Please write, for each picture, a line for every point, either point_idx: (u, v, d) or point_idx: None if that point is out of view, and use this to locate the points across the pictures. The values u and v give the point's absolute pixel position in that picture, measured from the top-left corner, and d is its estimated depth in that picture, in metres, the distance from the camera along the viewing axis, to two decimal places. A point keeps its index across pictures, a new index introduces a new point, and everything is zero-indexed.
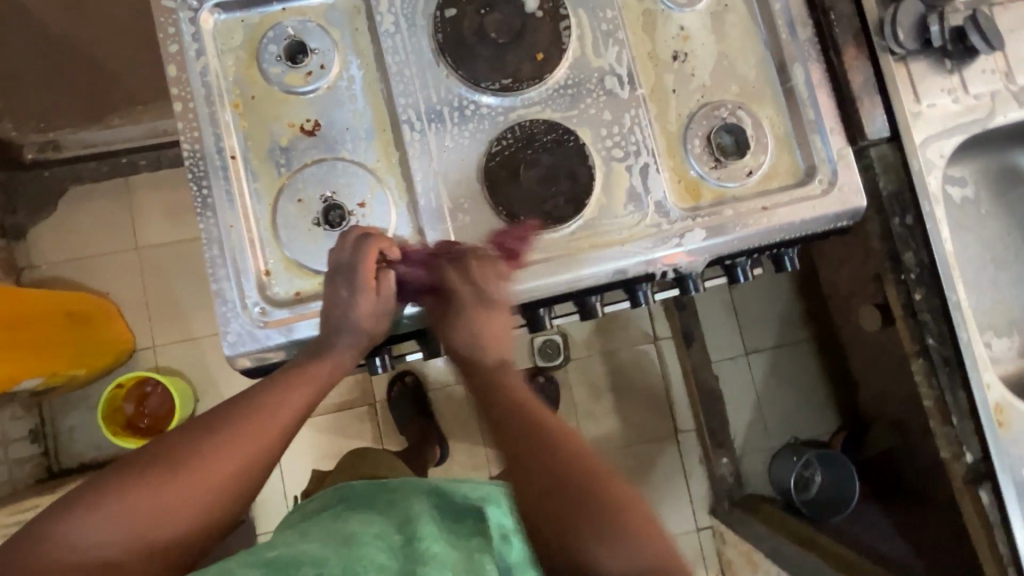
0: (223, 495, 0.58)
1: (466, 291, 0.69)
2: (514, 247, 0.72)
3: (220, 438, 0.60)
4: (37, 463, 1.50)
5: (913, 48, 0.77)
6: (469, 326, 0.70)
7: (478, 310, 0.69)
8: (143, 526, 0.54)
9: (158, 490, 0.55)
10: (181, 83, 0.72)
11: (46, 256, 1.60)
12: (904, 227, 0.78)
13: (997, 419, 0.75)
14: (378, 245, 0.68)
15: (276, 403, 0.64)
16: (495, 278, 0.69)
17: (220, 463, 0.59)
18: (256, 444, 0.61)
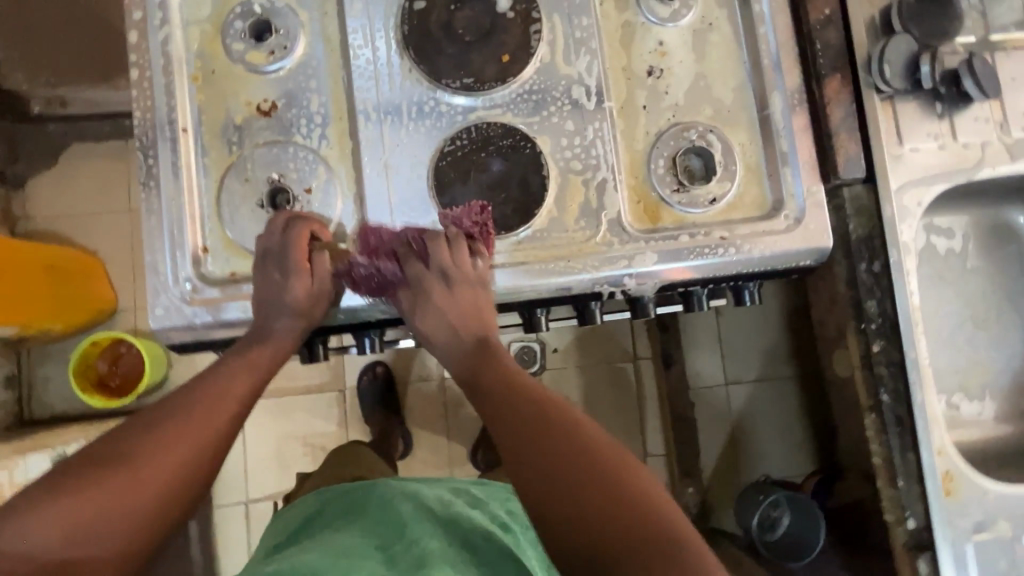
0: (169, 487, 0.54)
1: (434, 282, 0.67)
2: (470, 228, 0.69)
3: (162, 430, 0.56)
4: (9, 410, 1.53)
5: (901, 88, 0.73)
6: (445, 317, 0.66)
7: (454, 300, 0.66)
8: (83, 526, 0.50)
9: (96, 486, 0.51)
10: (142, 51, 0.71)
11: (40, 208, 1.62)
12: (870, 274, 0.74)
13: (944, 486, 0.71)
14: (309, 227, 0.68)
15: (220, 392, 0.61)
16: (460, 261, 0.67)
17: (164, 453, 0.55)
18: (203, 432, 0.58)
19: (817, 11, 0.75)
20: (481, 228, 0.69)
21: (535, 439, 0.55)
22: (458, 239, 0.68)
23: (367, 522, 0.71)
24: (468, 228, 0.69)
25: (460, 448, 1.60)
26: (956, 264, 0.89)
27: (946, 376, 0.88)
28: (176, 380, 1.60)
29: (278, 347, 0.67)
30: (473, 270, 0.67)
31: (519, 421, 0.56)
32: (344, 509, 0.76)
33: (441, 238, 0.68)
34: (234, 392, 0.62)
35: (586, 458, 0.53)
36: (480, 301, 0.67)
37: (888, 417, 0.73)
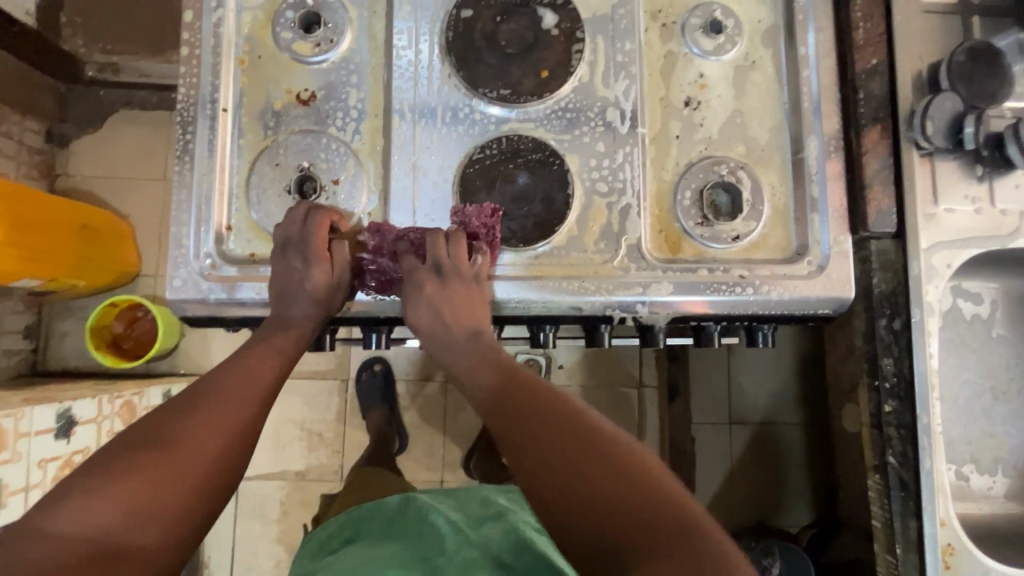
0: (213, 466, 0.55)
1: (427, 276, 0.67)
2: (476, 229, 0.69)
3: (201, 413, 0.58)
4: (24, 358, 1.57)
5: (942, 146, 0.71)
6: (439, 312, 0.66)
7: (445, 293, 0.66)
8: (138, 505, 0.50)
9: (146, 467, 0.52)
10: (194, 29, 0.73)
11: (80, 168, 1.68)
12: (890, 331, 0.72)
13: (944, 559, 0.69)
14: (328, 217, 0.69)
15: (252, 375, 0.63)
16: (455, 257, 0.67)
17: (206, 433, 0.56)
18: (241, 413, 0.60)
19: (864, 60, 0.74)
20: (485, 231, 0.69)
21: (555, 438, 0.54)
22: (457, 236, 0.68)
23: (405, 536, 0.78)
24: (477, 230, 0.69)
25: (454, 452, 1.60)
26: (980, 330, 0.87)
27: (958, 445, 0.85)
28: (186, 350, 1.63)
29: (301, 331, 0.68)
30: (469, 268, 0.68)
31: (534, 421, 0.56)
32: (379, 521, 0.83)
33: (455, 241, 0.68)
34: (265, 374, 0.64)
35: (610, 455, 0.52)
36: (474, 299, 0.67)
37: (892, 480, 0.71)
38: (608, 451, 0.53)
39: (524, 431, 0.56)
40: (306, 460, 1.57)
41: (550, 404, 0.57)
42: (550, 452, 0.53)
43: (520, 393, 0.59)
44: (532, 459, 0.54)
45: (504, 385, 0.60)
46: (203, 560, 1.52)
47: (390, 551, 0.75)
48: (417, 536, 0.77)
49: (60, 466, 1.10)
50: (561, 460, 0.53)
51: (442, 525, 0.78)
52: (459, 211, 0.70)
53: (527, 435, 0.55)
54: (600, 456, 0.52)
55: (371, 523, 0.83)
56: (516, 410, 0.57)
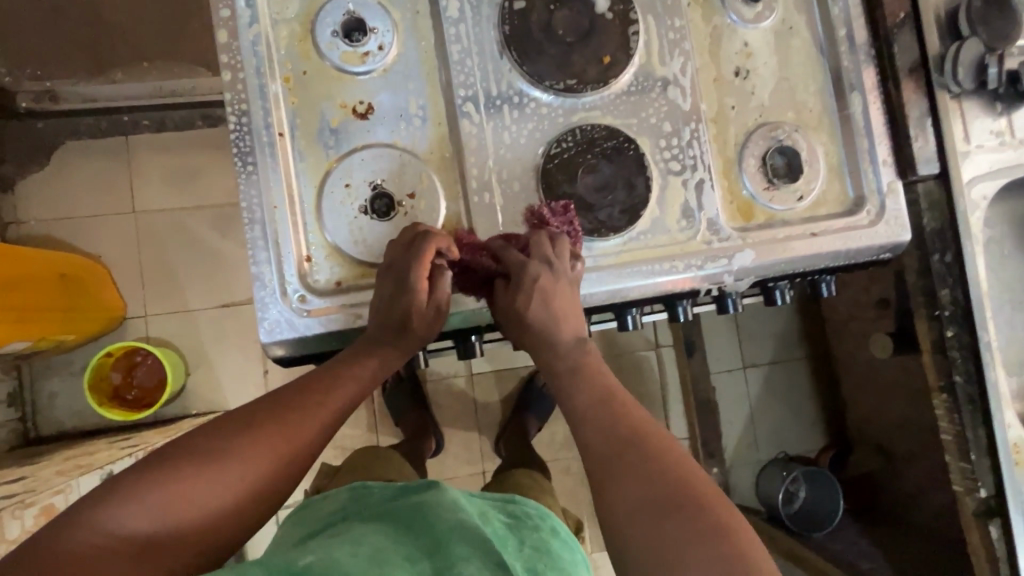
0: (261, 488, 0.55)
1: (541, 267, 0.66)
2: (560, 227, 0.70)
3: (258, 432, 0.56)
4: (14, 428, 1.43)
5: (970, 88, 0.78)
6: (549, 308, 0.66)
7: (557, 287, 0.66)
8: (182, 517, 0.50)
9: (196, 478, 0.51)
10: (232, 50, 0.68)
11: (34, 212, 1.51)
12: (943, 264, 0.79)
13: (1015, 456, 0.78)
14: (435, 244, 0.65)
15: (318, 398, 0.61)
16: (561, 256, 0.67)
17: (261, 452, 0.55)
18: (298, 440, 0.58)
19: (893, 14, 0.78)
20: (566, 227, 0.70)
21: (626, 468, 0.54)
22: (560, 238, 0.68)
23: (395, 525, 0.62)
24: (563, 229, 0.70)
25: (492, 442, 1.62)
26: (994, 249, 0.97)
27: None
28: (195, 387, 1.54)
29: (384, 357, 0.66)
30: (573, 271, 0.67)
31: (608, 450, 0.56)
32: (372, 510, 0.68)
33: (558, 240, 0.68)
34: (331, 402, 0.61)
35: (681, 504, 0.50)
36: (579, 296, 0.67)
37: (960, 396, 0.79)
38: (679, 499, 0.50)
39: (593, 454, 0.56)
40: None
41: (631, 434, 0.56)
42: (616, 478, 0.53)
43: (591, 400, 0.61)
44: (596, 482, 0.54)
45: (584, 406, 0.60)
46: None
47: (381, 538, 0.59)
48: (408, 531, 0.61)
49: None
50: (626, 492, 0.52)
51: (444, 520, 0.60)
52: (535, 212, 0.71)
53: (597, 459, 0.56)
54: (669, 499, 0.50)
55: (363, 516, 0.67)
56: (589, 434, 0.58)
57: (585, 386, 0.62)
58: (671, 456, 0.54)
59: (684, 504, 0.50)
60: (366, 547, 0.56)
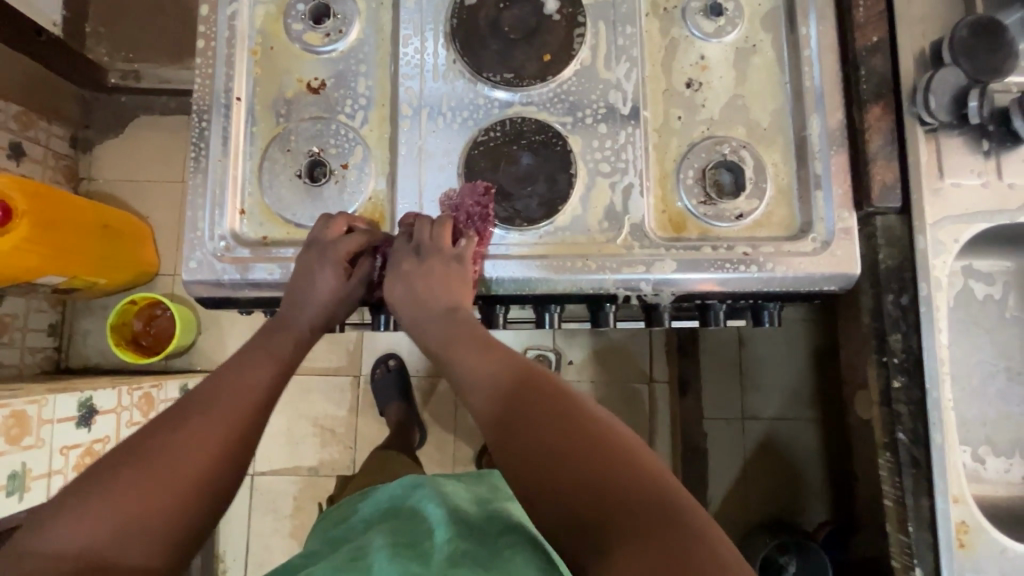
0: (205, 475, 0.54)
1: (405, 254, 0.69)
2: (468, 209, 0.72)
3: (193, 422, 0.57)
4: (48, 355, 1.61)
5: (947, 121, 0.71)
6: (413, 288, 0.68)
7: (422, 267, 0.68)
8: (129, 520, 0.49)
9: (135, 480, 0.51)
10: (210, 22, 0.77)
11: (104, 172, 1.67)
12: (898, 307, 0.72)
13: (958, 536, 0.68)
14: (349, 220, 0.72)
15: (245, 385, 0.62)
16: (437, 238, 0.69)
17: (195, 442, 0.55)
18: (231, 422, 0.58)
19: (865, 38, 0.74)
20: (481, 208, 0.72)
21: (582, 463, 0.48)
22: (446, 219, 0.70)
23: (400, 517, 0.74)
24: (472, 208, 0.72)
25: (466, 448, 1.56)
26: (994, 311, 0.87)
27: (972, 426, 0.84)
28: (202, 347, 1.65)
29: (298, 336, 0.69)
30: (450, 248, 0.68)
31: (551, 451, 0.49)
32: (378, 504, 0.79)
33: (444, 223, 0.70)
34: (258, 386, 0.62)
35: (631, 462, 0.48)
36: (452, 277, 0.67)
37: (903, 457, 0.71)
38: (627, 456, 0.48)
39: (525, 438, 0.51)
40: (318, 455, 1.55)
41: (580, 427, 0.50)
42: (556, 458, 0.49)
43: (529, 400, 0.54)
44: (536, 462, 0.49)
45: (515, 394, 0.55)
46: (218, 555, 1.53)
47: (386, 529, 0.70)
48: (411, 520, 0.72)
49: (82, 453, 1.10)
50: (570, 465, 0.48)
51: (435, 515, 0.71)
52: (452, 196, 0.73)
53: (528, 442, 0.51)
54: (619, 459, 0.48)
55: (373, 509, 0.78)
56: (518, 417, 0.53)
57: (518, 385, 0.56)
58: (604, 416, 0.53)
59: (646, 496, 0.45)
60: (372, 541, 0.66)
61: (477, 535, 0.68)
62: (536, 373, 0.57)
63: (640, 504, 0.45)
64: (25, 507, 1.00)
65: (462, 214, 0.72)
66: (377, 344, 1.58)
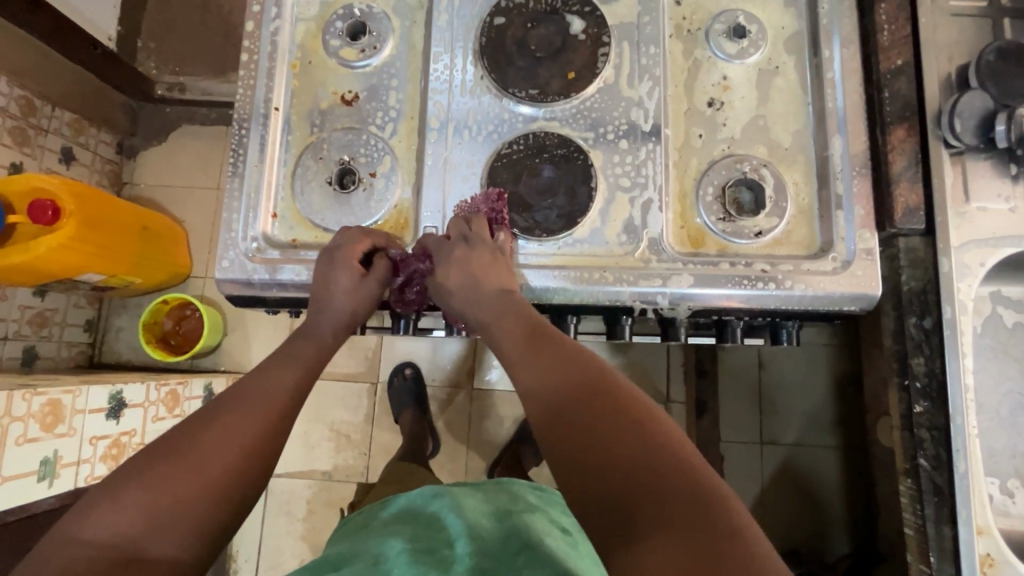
0: (231, 480, 0.56)
1: (455, 242, 0.70)
2: (490, 211, 0.74)
3: (226, 420, 0.59)
4: (83, 350, 1.68)
5: (973, 144, 0.71)
6: (469, 273, 0.67)
7: (472, 254, 0.68)
8: (161, 513, 0.51)
9: (166, 476, 0.53)
10: (253, 37, 0.81)
11: (146, 177, 1.74)
12: (921, 330, 0.71)
13: (982, 569, 0.67)
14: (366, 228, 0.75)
15: (274, 386, 0.64)
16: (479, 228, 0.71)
17: (221, 447, 0.56)
18: (255, 427, 0.60)
19: (890, 61, 0.75)
20: (498, 209, 0.74)
21: (616, 443, 0.47)
22: (479, 218, 0.72)
23: (420, 525, 0.75)
24: (486, 214, 0.74)
25: (479, 460, 1.55)
26: None
27: (1000, 457, 0.82)
28: (227, 348, 1.69)
29: (320, 339, 0.70)
30: (492, 240, 0.71)
31: (586, 427, 0.49)
32: (399, 512, 0.81)
33: (478, 219, 0.72)
34: (286, 386, 0.65)
35: (668, 450, 0.46)
36: (497, 263, 0.69)
37: (925, 485, 0.69)
38: (663, 445, 0.47)
39: (563, 417, 0.51)
40: (333, 460, 1.57)
41: (618, 410, 0.50)
42: (590, 439, 0.48)
43: (570, 379, 0.54)
44: (571, 437, 0.49)
45: (557, 373, 0.55)
46: (231, 555, 1.55)
47: (405, 535, 0.71)
48: (430, 528, 0.73)
49: (109, 445, 1.14)
50: (605, 445, 0.47)
51: (455, 524, 0.72)
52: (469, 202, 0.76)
53: (565, 420, 0.50)
54: (655, 450, 0.46)
55: (395, 516, 0.80)
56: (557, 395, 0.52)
57: (560, 361, 0.56)
58: (644, 402, 0.51)
59: (681, 484, 0.43)
60: (390, 546, 0.68)
61: (496, 553, 0.68)
62: (581, 356, 0.57)
63: (673, 490, 0.43)
64: (53, 493, 1.04)
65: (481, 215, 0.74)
66: (395, 353, 1.60)
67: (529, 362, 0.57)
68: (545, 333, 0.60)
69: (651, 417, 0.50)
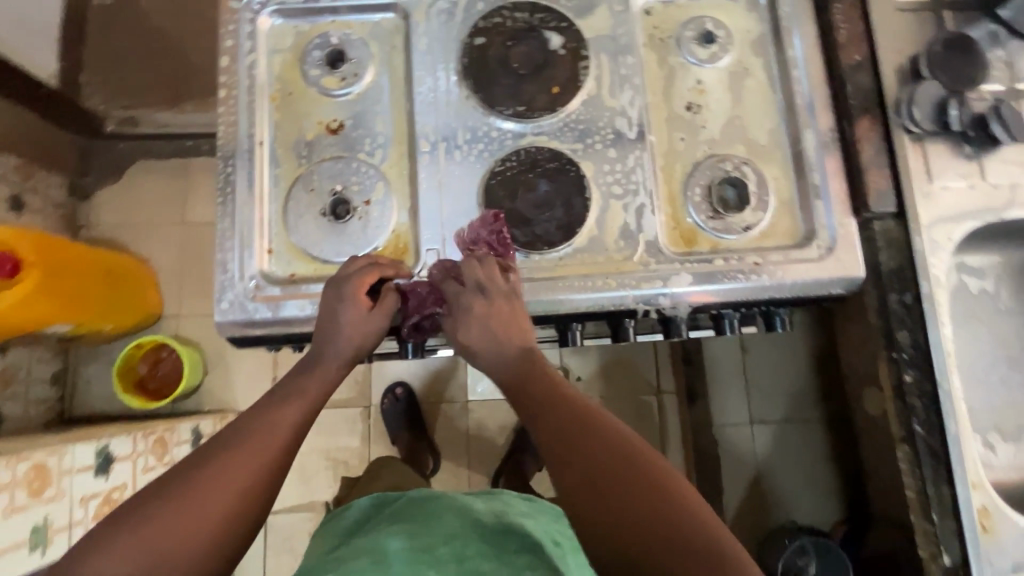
0: (211, 540, 0.54)
1: (473, 297, 0.67)
2: (489, 239, 0.74)
3: (221, 459, 0.57)
4: (52, 406, 1.59)
5: (929, 129, 0.78)
6: (489, 331, 0.65)
7: (493, 310, 0.66)
8: (156, 560, 0.51)
9: (163, 522, 0.52)
10: (230, 72, 0.80)
11: (103, 217, 1.66)
12: (902, 305, 0.77)
13: (980, 522, 0.72)
14: (369, 257, 0.74)
15: (271, 422, 0.61)
16: (495, 276, 0.68)
17: (209, 496, 0.55)
18: (246, 472, 0.57)
19: (848, 57, 0.80)
20: (499, 237, 0.74)
21: (634, 508, 0.49)
22: (490, 260, 0.69)
23: (416, 521, 0.73)
24: (488, 239, 0.74)
25: (481, 472, 1.54)
26: (988, 303, 0.92)
27: (981, 414, 0.88)
28: (210, 387, 1.63)
29: (325, 374, 0.67)
30: (506, 284, 0.68)
31: (604, 490, 0.50)
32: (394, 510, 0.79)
33: (487, 259, 0.70)
34: (286, 421, 0.62)
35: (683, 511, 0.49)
36: (517, 312, 0.66)
37: (921, 449, 0.74)
38: (678, 506, 0.49)
39: (580, 471, 0.52)
40: (333, 488, 1.54)
41: (634, 469, 0.51)
42: (611, 503, 0.50)
43: (584, 433, 0.54)
44: (590, 500, 0.50)
45: (571, 428, 0.55)
46: None
47: (402, 533, 0.70)
48: (427, 524, 0.72)
49: (100, 503, 1.09)
50: (629, 507, 0.49)
51: (452, 521, 0.71)
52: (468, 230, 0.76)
53: (584, 478, 0.51)
54: (672, 514, 0.48)
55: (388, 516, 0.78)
56: (573, 450, 0.53)
57: (573, 414, 0.56)
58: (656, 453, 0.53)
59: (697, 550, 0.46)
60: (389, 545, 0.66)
61: (494, 558, 0.66)
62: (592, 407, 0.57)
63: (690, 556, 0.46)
64: (46, 562, 0.99)
65: (481, 245, 0.74)
66: (386, 373, 1.58)
67: (542, 414, 0.57)
68: (554, 383, 0.60)
69: (665, 474, 0.51)
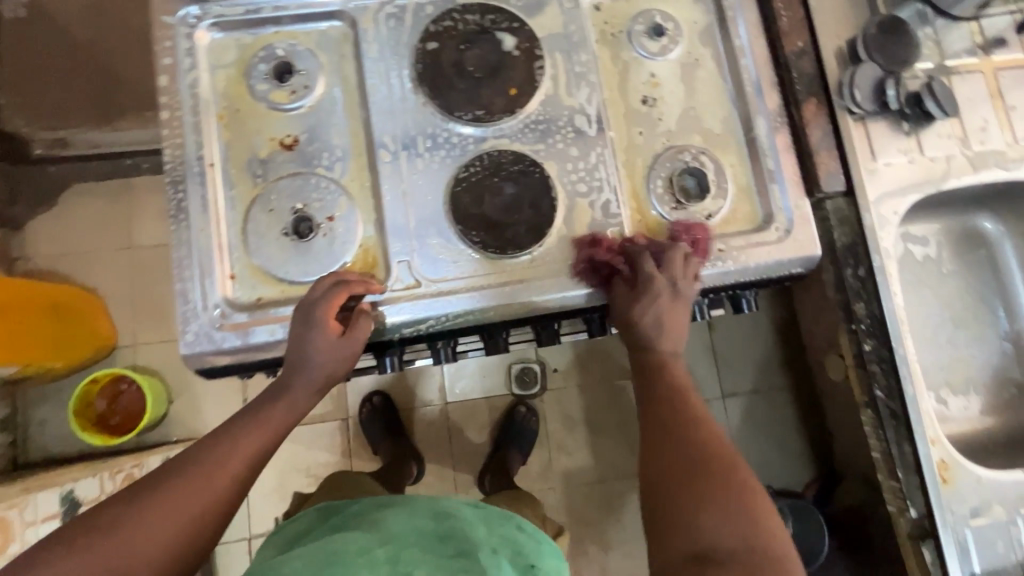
0: None
1: (664, 287, 0.72)
2: (699, 240, 0.78)
3: (167, 488, 0.57)
4: (3, 453, 1.49)
5: (870, 109, 0.81)
6: (656, 317, 0.71)
7: (672, 308, 0.71)
8: None
9: (97, 553, 0.52)
10: (171, 92, 0.77)
11: (40, 248, 1.56)
12: (857, 279, 0.81)
13: (941, 474, 0.77)
14: (342, 277, 0.72)
15: (224, 453, 0.61)
16: (688, 276, 0.73)
17: (151, 527, 0.54)
18: (194, 504, 0.57)
19: (791, 44, 0.83)
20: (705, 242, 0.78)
21: (717, 492, 0.57)
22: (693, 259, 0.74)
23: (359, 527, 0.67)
24: (689, 240, 0.77)
25: (467, 473, 1.54)
26: (933, 268, 0.98)
27: (933, 372, 0.95)
28: (176, 415, 1.56)
29: (292, 400, 0.67)
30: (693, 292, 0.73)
31: (691, 473, 0.59)
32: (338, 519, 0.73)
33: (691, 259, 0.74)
34: (243, 451, 0.62)
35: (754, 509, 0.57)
36: (677, 313, 0.72)
37: (883, 412, 0.79)
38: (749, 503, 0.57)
39: (676, 453, 0.61)
40: None
41: (721, 465, 0.60)
42: (698, 483, 0.58)
43: (686, 428, 0.63)
44: (679, 475, 0.59)
45: (675, 421, 0.64)
46: None
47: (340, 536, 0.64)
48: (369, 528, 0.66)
49: None
50: (712, 489, 0.57)
51: (394, 525, 0.66)
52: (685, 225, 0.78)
53: (676, 459, 0.61)
54: (743, 507, 0.56)
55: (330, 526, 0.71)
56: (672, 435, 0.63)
57: (681, 408, 0.65)
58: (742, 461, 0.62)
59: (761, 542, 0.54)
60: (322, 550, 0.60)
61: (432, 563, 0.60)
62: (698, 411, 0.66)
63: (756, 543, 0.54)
64: None
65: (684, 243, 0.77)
66: (362, 384, 1.56)
67: (651, 406, 0.67)
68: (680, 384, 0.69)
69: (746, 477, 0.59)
